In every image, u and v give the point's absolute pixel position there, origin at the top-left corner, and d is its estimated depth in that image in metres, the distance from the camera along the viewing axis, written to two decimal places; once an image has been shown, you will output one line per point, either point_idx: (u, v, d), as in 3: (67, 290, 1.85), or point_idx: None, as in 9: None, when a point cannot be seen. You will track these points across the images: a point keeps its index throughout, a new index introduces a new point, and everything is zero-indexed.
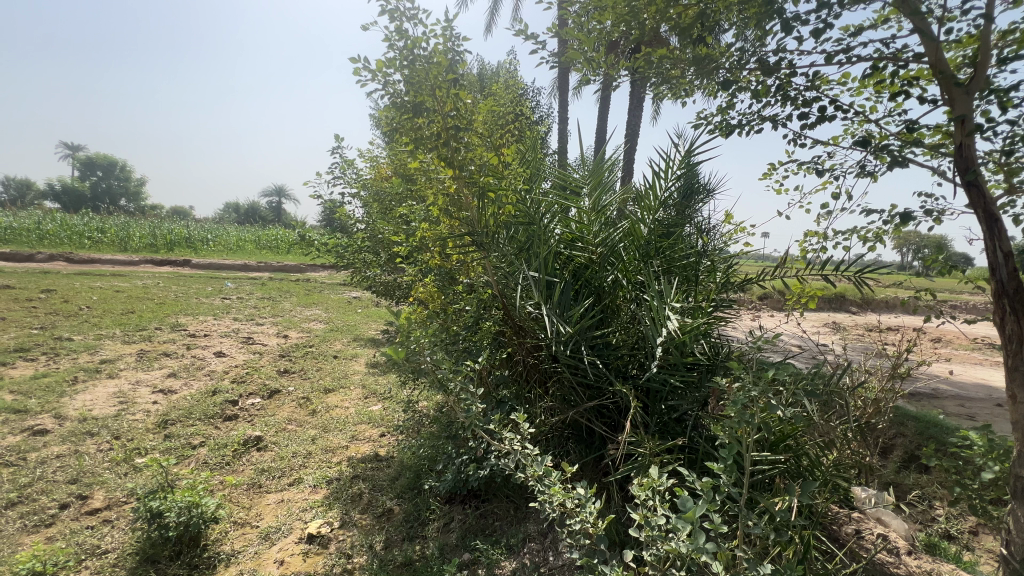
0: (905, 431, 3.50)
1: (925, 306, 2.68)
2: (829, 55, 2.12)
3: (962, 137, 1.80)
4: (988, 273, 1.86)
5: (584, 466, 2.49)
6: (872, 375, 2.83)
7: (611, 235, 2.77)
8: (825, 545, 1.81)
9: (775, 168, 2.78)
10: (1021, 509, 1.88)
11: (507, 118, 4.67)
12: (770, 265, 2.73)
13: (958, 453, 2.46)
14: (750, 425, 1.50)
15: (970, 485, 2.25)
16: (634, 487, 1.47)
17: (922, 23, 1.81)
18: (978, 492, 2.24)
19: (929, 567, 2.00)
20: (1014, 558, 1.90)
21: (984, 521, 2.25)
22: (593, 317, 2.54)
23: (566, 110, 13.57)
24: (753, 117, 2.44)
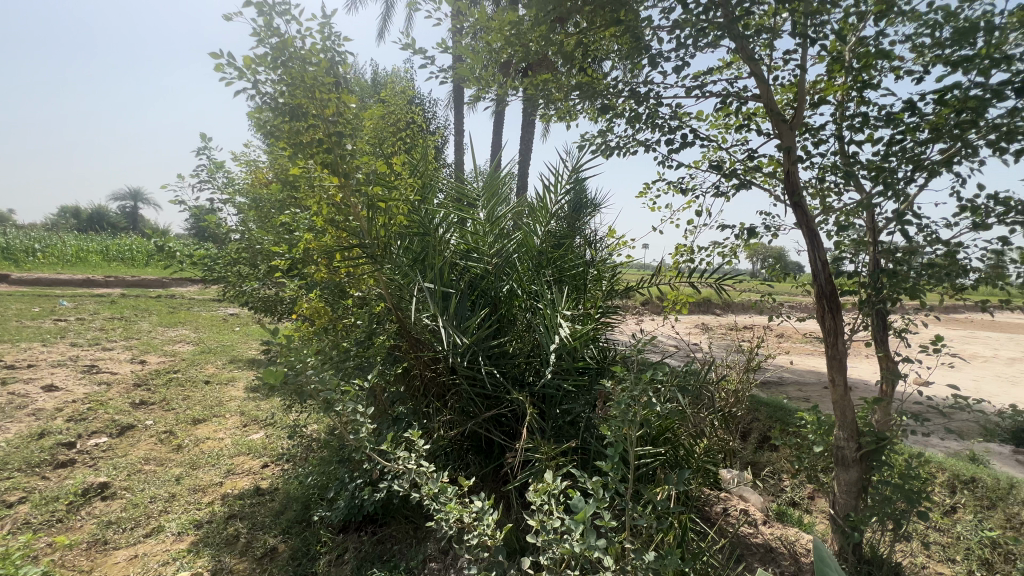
0: (759, 416, 4.06)
1: (769, 307, 3.13)
2: (688, 90, 2.40)
3: (789, 166, 2.14)
4: (812, 278, 2.22)
5: (484, 477, 2.48)
6: (732, 369, 3.23)
7: (505, 246, 2.86)
8: (700, 526, 2.01)
9: (650, 187, 3.07)
10: (843, 475, 2.27)
11: (399, 126, 4.55)
12: (648, 274, 2.99)
13: (798, 432, 2.90)
14: (633, 423, 1.61)
15: (807, 458, 2.66)
16: (531, 494, 1.49)
17: (756, 69, 2.13)
18: (813, 463, 2.66)
19: (780, 534, 2.32)
20: (839, 516, 2.28)
21: (817, 487, 2.67)
22: (490, 327, 2.57)
23: (461, 122, 13.72)
24: (628, 140, 2.67)
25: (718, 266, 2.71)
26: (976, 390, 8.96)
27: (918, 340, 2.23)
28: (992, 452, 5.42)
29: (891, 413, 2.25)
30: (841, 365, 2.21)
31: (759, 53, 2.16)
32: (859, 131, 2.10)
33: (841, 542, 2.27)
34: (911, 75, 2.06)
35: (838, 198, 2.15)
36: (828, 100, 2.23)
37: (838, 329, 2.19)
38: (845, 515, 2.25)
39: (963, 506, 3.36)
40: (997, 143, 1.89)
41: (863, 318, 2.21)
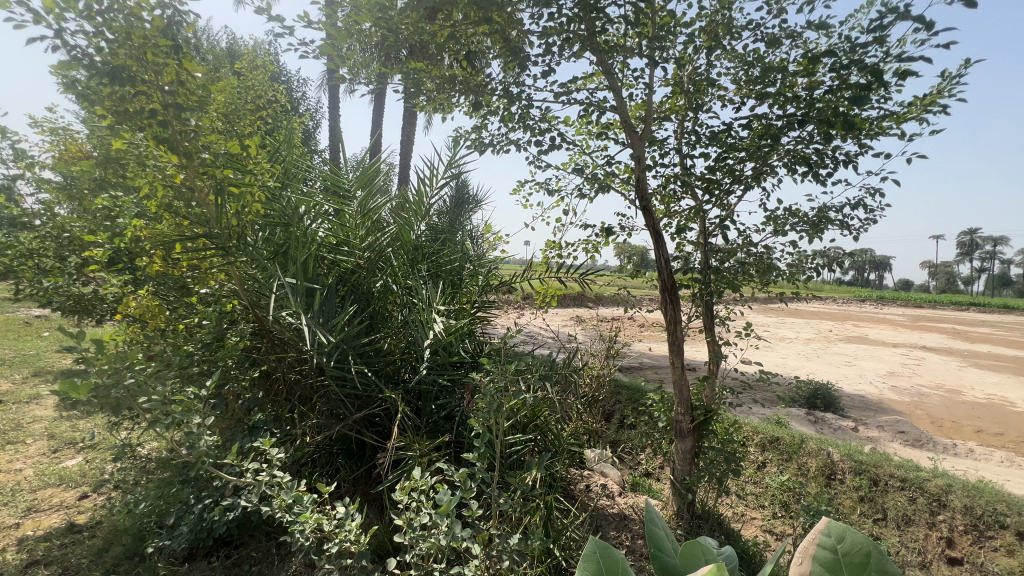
0: (620, 398, 4.50)
1: (626, 300, 3.48)
2: (555, 95, 2.54)
3: (639, 173, 2.39)
4: (657, 274, 2.52)
5: (355, 481, 2.38)
6: (596, 357, 3.53)
7: (378, 239, 2.76)
8: (564, 504, 2.16)
9: (523, 185, 3.20)
10: (681, 444, 2.61)
11: (259, 104, 4.10)
12: (521, 269, 3.12)
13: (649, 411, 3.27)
14: (499, 413, 1.67)
15: (655, 432, 3.02)
16: (398, 492, 1.46)
17: (613, 83, 2.34)
18: (660, 436, 3.03)
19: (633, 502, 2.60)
20: (678, 481, 2.62)
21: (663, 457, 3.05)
22: (360, 324, 2.46)
23: (336, 106, 12.82)
24: (502, 139, 2.75)
25: (582, 262, 2.93)
26: (783, 365, 11.01)
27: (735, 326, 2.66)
28: (792, 414, 6.72)
29: (716, 389, 2.66)
30: (680, 350, 2.54)
31: (617, 68, 2.37)
32: (694, 147, 2.44)
33: (679, 502, 2.62)
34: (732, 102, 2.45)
35: (678, 205, 2.47)
36: (671, 117, 2.54)
37: (677, 318, 2.51)
38: (683, 479, 2.60)
39: (770, 460, 4.12)
40: (790, 165, 2.33)
41: (697, 308, 2.56)
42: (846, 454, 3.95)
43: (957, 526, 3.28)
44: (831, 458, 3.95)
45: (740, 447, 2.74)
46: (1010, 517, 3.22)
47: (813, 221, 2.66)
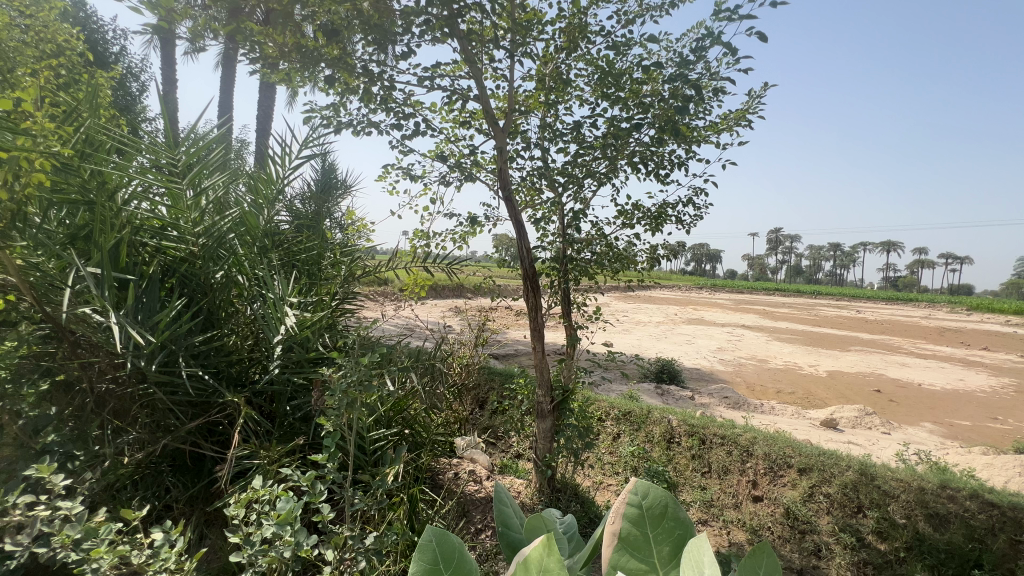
0: (491, 386, 4.61)
1: (494, 289, 3.56)
2: (419, 80, 2.48)
3: (502, 164, 2.44)
4: (519, 262, 2.63)
5: (190, 500, 2.08)
6: (465, 346, 3.55)
7: (216, 224, 2.39)
8: (429, 495, 2.15)
9: (389, 172, 3.06)
10: (543, 424, 2.77)
11: (49, 52, 3.30)
12: (386, 258, 3.00)
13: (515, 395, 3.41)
14: (353, 409, 1.58)
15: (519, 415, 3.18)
16: (231, 507, 1.30)
17: (476, 73, 2.35)
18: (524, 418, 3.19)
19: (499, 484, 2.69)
20: (540, 459, 2.78)
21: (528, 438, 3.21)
22: (193, 321, 2.12)
23: (171, 69, 10.95)
24: (362, 120, 2.59)
25: (449, 252, 2.91)
26: (638, 347, 12.36)
27: (589, 311, 2.89)
28: (644, 390, 7.59)
29: (573, 370, 2.86)
30: (541, 335, 2.68)
31: (480, 56, 2.38)
32: (553, 142, 2.57)
33: (541, 478, 2.79)
34: (586, 103, 2.63)
35: (539, 197, 2.58)
36: (532, 113, 2.64)
37: (538, 305, 2.64)
38: (544, 456, 2.76)
39: (624, 432, 4.61)
40: (634, 164, 2.59)
41: (555, 295, 2.73)
42: (681, 420, 4.58)
43: (760, 470, 4.00)
44: (670, 424, 4.55)
45: (594, 423, 3.00)
46: (794, 457, 3.91)
47: (654, 216, 3.00)
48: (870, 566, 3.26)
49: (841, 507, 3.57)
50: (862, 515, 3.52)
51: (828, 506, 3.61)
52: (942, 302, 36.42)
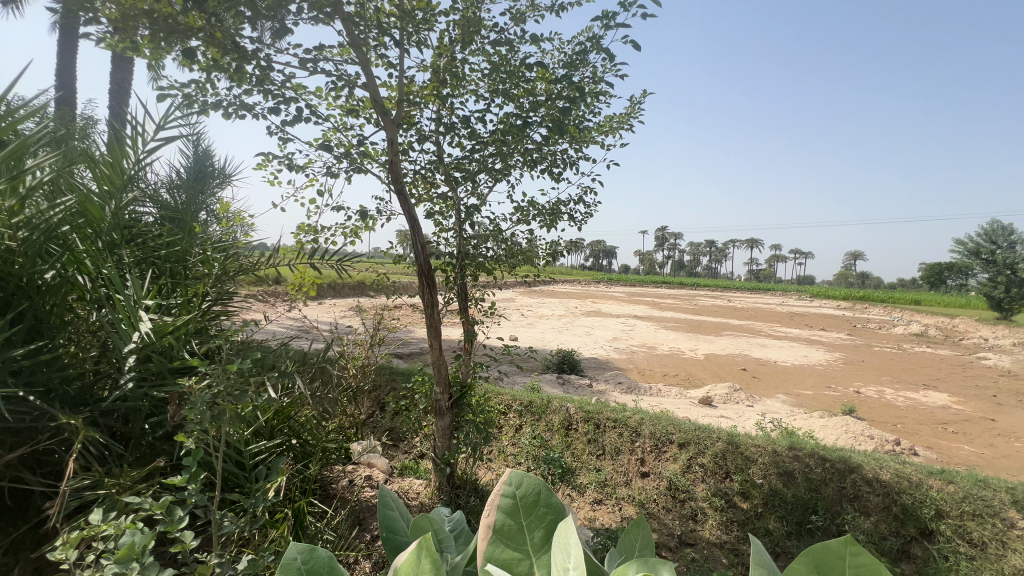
0: (391, 386, 4.47)
1: (389, 286, 3.45)
2: (301, 62, 2.29)
3: (393, 156, 2.35)
4: (414, 257, 2.58)
5: (13, 547, 1.72)
6: (361, 346, 3.39)
7: (45, 213, 1.97)
8: (319, 507, 2.02)
9: (269, 160, 2.81)
10: (441, 422, 2.76)
11: None
12: (266, 254, 2.74)
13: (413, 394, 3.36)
14: (220, 421, 1.42)
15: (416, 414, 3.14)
16: (61, 548, 1.09)
17: (364, 59, 2.24)
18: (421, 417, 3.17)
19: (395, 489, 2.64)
20: (439, 458, 2.77)
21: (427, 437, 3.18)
22: (12, 331, 1.74)
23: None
24: (234, 101, 2.34)
25: (339, 248, 2.74)
26: (541, 340, 12.81)
27: (486, 306, 2.92)
28: (546, 381, 7.89)
29: (472, 365, 2.88)
30: (438, 332, 2.66)
31: (367, 41, 2.27)
32: (448, 136, 2.54)
33: (440, 477, 2.78)
34: (480, 98, 2.64)
35: (435, 191, 2.54)
36: (425, 105, 2.58)
37: (434, 301, 2.61)
38: (443, 454, 2.76)
39: (525, 423, 4.78)
40: (529, 162, 2.66)
41: (452, 292, 2.73)
42: (578, 407, 4.83)
43: (646, 448, 4.36)
44: (568, 412, 4.78)
45: (492, 417, 3.05)
46: (675, 433, 4.32)
47: (550, 213, 3.10)
48: (735, 524, 3.70)
49: (713, 474, 4.02)
50: (729, 479, 3.99)
51: (702, 474, 4.04)
52: (791, 291, 42.66)
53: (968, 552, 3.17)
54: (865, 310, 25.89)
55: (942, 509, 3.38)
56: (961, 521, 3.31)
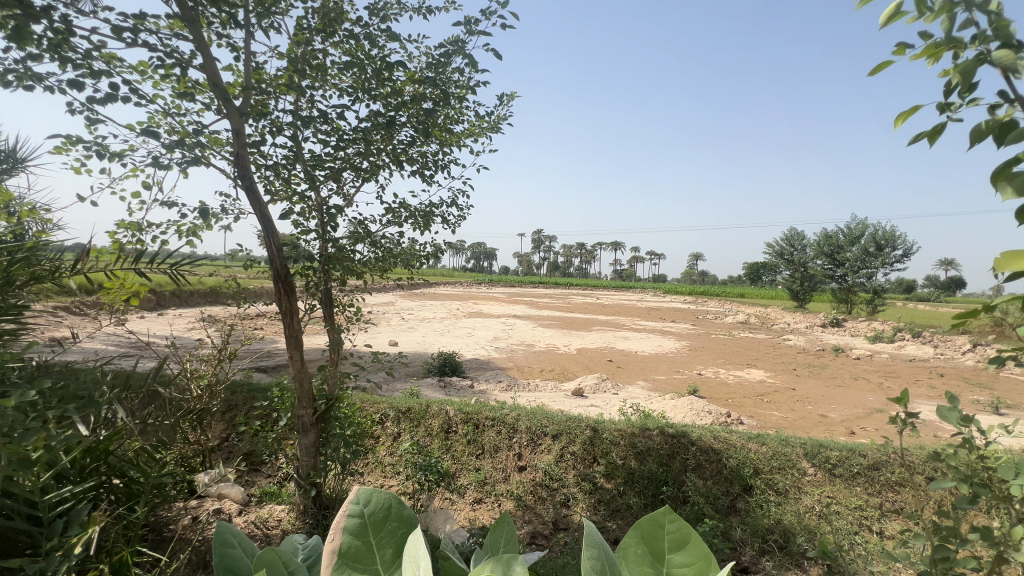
0: (248, 406, 4.03)
1: (237, 293, 3.08)
2: (115, 30, 1.94)
3: (238, 147, 2.12)
4: (268, 261, 2.45)
5: None
6: (204, 362, 2.98)
7: None
8: (150, 553, 1.74)
9: (73, 144, 2.33)
10: (304, 439, 2.63)
11: None
12: (71, 257, 2.26)
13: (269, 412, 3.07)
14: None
15: (272, 433, 2.90)
16: None
17: (199, 36, 1.97)
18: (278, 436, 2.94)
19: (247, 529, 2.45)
20: (302, 477, 2.64)
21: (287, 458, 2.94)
22: None
23: None
24: (17, 68, 1.89)
25: (173, 250, 2.36)
26: (422, 344, 12.61)
27: (352, 313, 2.82)
28: (426, 387, 7.79)
29: (339, 375, 2.71)
30: (297, 341, 2.54)
31: (203, 16, 2.01)
32: (306, 130, 2.37)
33: (303, 498, 2.61)
34: (343, 93, 2.50)
35: (292, 190, 2.34)
36: (277, 95, 2.37)
37: (292, 309, 2.51)
38: (305, 473, 2.64)
39: (402, 430, 4.68)
40: (397, 161, 2.60)
41: (315, 298, 2.59)
42: (458, 410, 4.84)
43: (522, 442, 4.53)
44: (448, 415, 4.78)
45: (362, 429, 2.93)
46: (548, 426, 4.57)
47: (424, 214, 3.07)
48: (602, 503, 4.04)
49: (582, 461, 4.33)
50: (596, 463, 4.33)
51: (572, 462, 4.33)
52: (648, 288, 47.97)
53: (776, 499, 3.86)
54: (705, 304, 30.20)
55: (757, 467, 4.07)
56: (771, 474, 4.03)
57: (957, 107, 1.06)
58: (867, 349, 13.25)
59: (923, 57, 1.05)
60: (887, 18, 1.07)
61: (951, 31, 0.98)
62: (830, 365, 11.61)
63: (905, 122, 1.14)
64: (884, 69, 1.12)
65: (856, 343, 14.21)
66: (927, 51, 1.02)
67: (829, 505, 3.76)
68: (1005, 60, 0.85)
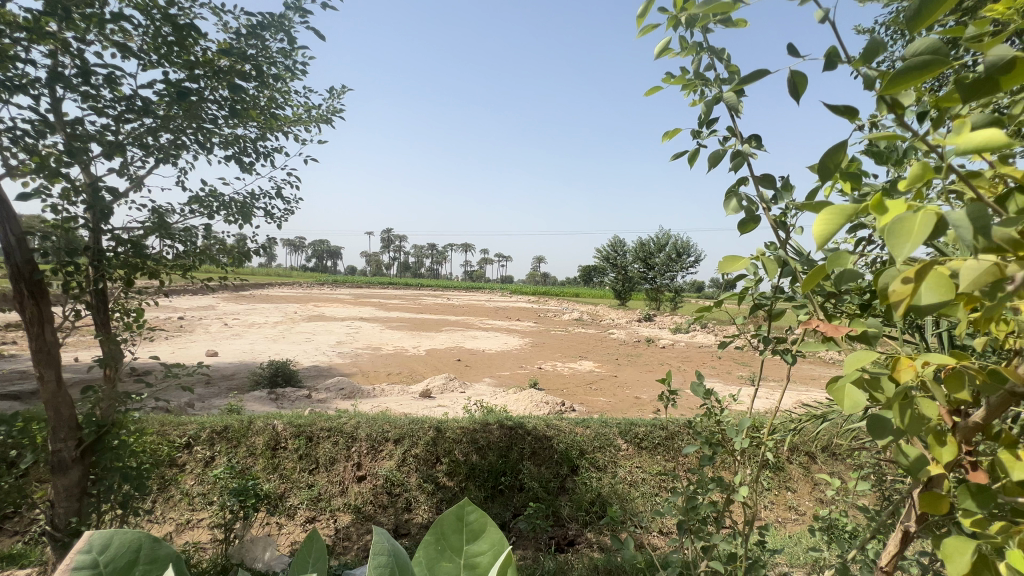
0: None
1: None
2: None
3: None
4: (4, 256, 1.93)
5: None
6: None
7: None
8: None
9: None
10: (59, 481, 2.14)
11: None
12: None
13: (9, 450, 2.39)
14: None
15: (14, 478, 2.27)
16: None
17: None
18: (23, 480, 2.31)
19: None
20: (58, 528, 2.14)
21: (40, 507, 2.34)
22: None
23: None
24: None
25: None
26: (250, 351, 11.20)
27: (134, 320, 2.39)
28: (252, 401, 6.96)
29: (116, 397, 2.26)
30: (49, 358, 2.07)
31: None
32: (68, 92, 1.90)
33: (57, 554, 2.12)
34: (124, 52, 2.06)
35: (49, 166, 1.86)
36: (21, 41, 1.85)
37: (42, 317, 2.04)
38: (64, 523, 2.15)
39: (217, 453, 4.19)
40: (203, 142, 2.25)
41: (78, 304, 2.13)
42: (287, 422, 4.41)
43: (362, 450, 4.32)
44: (275, 430, 4.33)
45: (148, 458, 2.49)
46: (390, 430, 4.43)
47: (241, 206, 2.71)
48: (444, 502, 4.09)
49: (424, 462, 4.30)
50: (438, 462, 4.34)
51: (414, 464, 4.27)
52: (495, 289, 50.06)
53: (596, 474, 4.36)
54: (546, 302, 32.71)
55: (582, 448, 4.54)
56: (593, 453, 4.53)
57: (704, 136, 1.32)
58: (670, 339, 15.86)
59: (682, 87, 1.29)
60: (659, 51, 1.30)
61: (700, 69, 1.23)
62: (643, 354, 13.59)
63: (670, 142, 1.37)
64: (656, 92, 1.34)
65: (663, 334, 16.91)
66: (685, 82, 1.26)
67: (637, 474, 4.40)
68: (730, 98, 1.09)
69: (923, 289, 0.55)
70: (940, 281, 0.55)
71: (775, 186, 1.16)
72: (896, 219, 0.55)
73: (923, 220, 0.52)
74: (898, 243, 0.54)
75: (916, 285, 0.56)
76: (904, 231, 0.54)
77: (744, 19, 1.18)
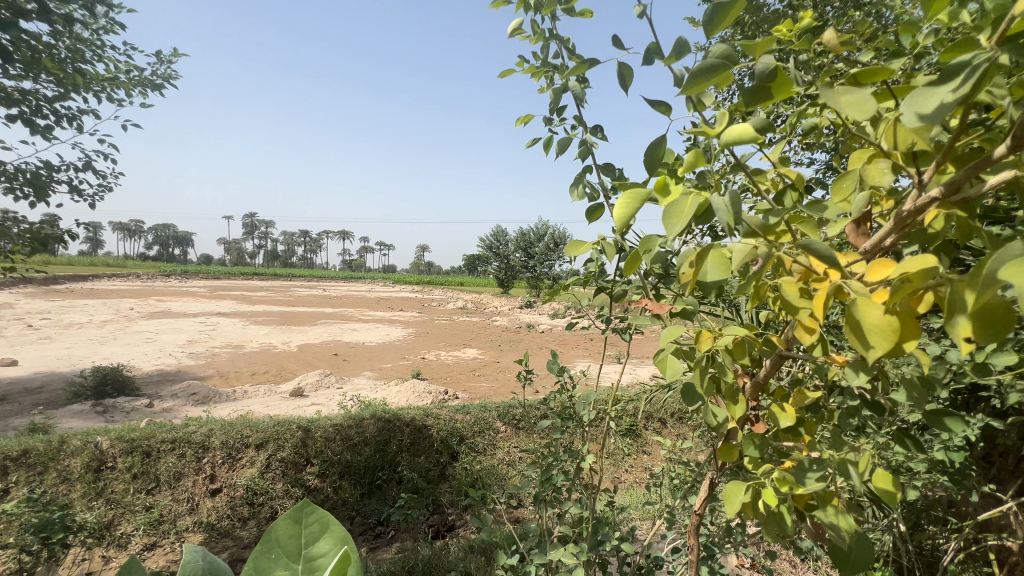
0: None
1: None
2: None
3: None
4: None
5: None
6: None
7: None
8: None
9: None
10: None
11: None
12: None
13: None
14: None
15: None
16: None
17: None
18: None
19: None
20: None
21: None
22: None
23: None
24: None
25: None
26: (67, 357, 9.28)
27: None
28: (71, 416, 5.80)
29: None
30: None
31: None
32: None
33: None
34: None
35: None
36: None
37: None
38: None
39: (16, 483, 3.42)
40: None
41: None
42: (116, 438, 3.76)
43: (217, 461, 3.87)
44: (99, 448, 3.68)
45: None
46: (251, 436, 4.01)
47: (33, 179, 2.19)
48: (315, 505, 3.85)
49: (292, 466, 3.99)
50: (309, 464, 4.07)
51: (281, 469, 3.94)
52: (377, 278, 48.01)
53: (476, 458, 4.46)
54: (431, 292, 32.31)
55: (462, 434, 4.60)
56: (473, 438, 4.63)
57: (554, 122, 1.39)
58: (549, 324, 16.74)
59: (533, 73, 1.34)
60: (514, 30, 1.33)
61: (548, 56, 1.29)
62: (524, 339, 14.16)
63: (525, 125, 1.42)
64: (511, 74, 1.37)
65: (543, 320, 17.78)
66: (536, 68, 1.31)
67: (514, 454, 4.59)
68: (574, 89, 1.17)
69: (703, 268, 0.65)
70: (717, 261, 0.65)
71: (614, 175, 1.29)
72: (673, 201, 0.63)
73: (688, 203, 0.62)
74: (674, 222, 0.63)
75: (701, 265, 0.66)
76: (679, 212, 0.63)
77: (588, 11, 1.25)
